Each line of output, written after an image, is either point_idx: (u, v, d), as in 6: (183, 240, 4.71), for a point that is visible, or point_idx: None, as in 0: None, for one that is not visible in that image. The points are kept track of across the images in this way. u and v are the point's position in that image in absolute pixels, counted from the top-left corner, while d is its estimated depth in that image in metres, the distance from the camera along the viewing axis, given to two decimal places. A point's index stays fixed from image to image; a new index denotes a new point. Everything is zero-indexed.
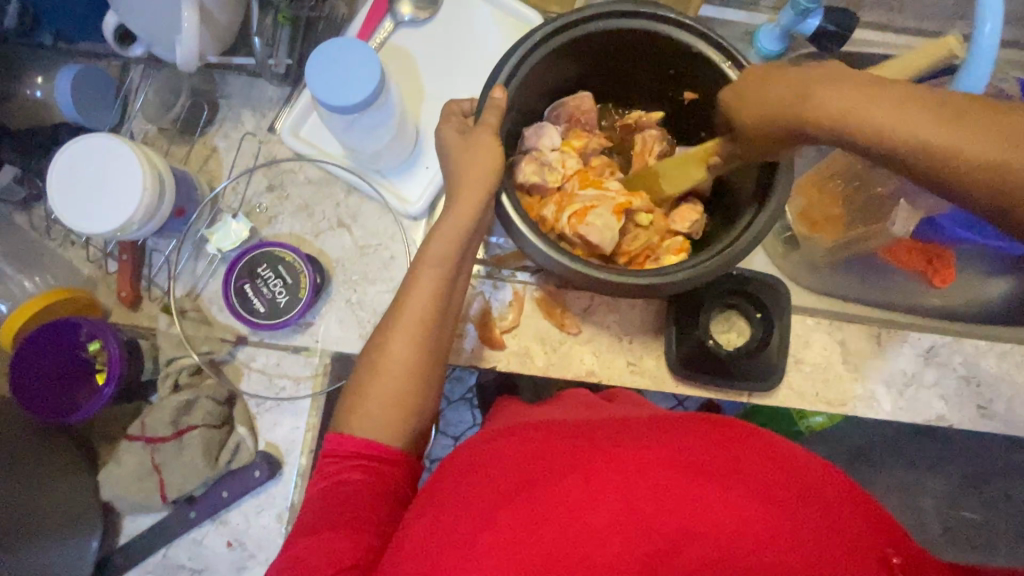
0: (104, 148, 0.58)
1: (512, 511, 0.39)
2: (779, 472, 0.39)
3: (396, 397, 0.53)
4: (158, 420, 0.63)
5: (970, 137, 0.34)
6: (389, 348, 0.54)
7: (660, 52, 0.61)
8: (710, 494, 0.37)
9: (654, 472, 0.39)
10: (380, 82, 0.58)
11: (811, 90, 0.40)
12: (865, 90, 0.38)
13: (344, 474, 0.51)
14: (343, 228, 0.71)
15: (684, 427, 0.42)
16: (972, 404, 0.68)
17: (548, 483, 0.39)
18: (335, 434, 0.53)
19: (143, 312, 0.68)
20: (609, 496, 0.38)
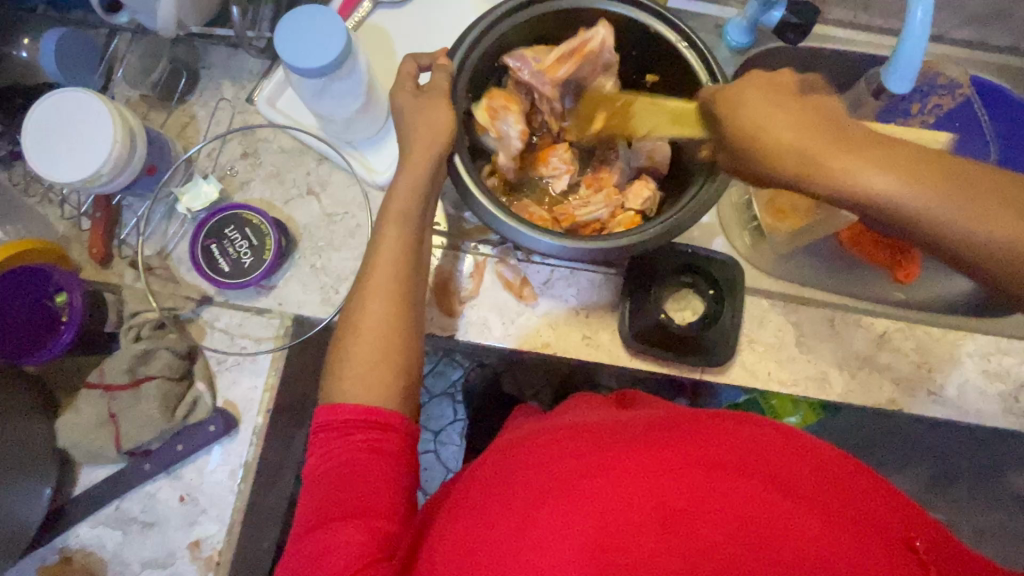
0: (76, 101, 0.60)
1: (553, 510, 0.39)
2: (821, 473, 0.40)
3: (375, 356, 0.54)
4: (115, 368, 0.64)
5: (863, 160, 0.43)
6: (356, 307, 0.56)
7: (618, 33, 0.64)
8: (758, 492, 0.38)
9: (701, 473, 0.38)
10: (346, 48, 0.60)
11: (756, 114, 0.47)
12: (849, 151, 0.43)
13: (347, 450, 0.50)
14: (312, 196, 0.73)
15: (717, 427, 0.43)
16: (923, 389, 0.68)
17: (586, 483, 0.39)
18: (329, 405, 0.52)
19: (113, 270, 0.70)
20: (654, 495, 0.38)
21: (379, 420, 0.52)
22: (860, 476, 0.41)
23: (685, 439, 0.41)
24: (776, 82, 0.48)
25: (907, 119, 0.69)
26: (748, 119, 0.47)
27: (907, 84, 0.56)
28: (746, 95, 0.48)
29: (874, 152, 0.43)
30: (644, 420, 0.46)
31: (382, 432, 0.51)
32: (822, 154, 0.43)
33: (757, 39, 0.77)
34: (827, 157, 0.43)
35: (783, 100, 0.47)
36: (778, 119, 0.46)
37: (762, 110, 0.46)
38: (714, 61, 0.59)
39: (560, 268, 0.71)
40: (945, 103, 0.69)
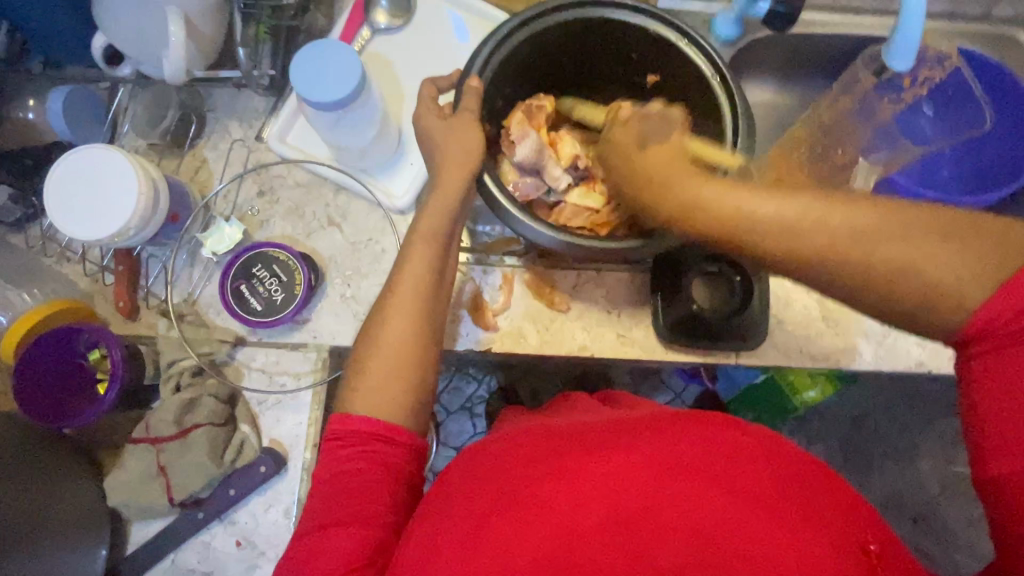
0: (97, 158, 0.60)
1: (504, 513, 0.40)
2: (772, 470, 0.40)
3: (394, 370, 0.54)
4: (162, 420, 0.64)
5: (839, 226, 0.41)
6: (403, 332, 0.55)
7: (620, 40, 0.66)
8: (703, 493, 0.38)
9: (645, 474, 0.39)
10: (360, 80, 0.61)
11: (730, 199, 0.43)
12: (772, 202, 0.42)
13: (348, 463, 0.51)
14: (333, 226, 0.73)
15: (670, 426, 0.43)
16: (948, 349, 0.71)
17: (537, 489, 0.40)
18: (338, 416, 0.53)
19: (141, 321, 0.69)
20: (597, 499, 0.39)
21: (385, 434, 0.52)
22: (820, 473, 0.41)
23: (635, 442, 0.42)
24: (686, 162, 0.46)
25: (899, 93, 0.73)
26: (701, 206, 0.44)
27: (906, 62, 0.61)
28: (671, 175, 0.45)
29: (812, 216, 0.42)
30: (603, 423, 0.47)
31: (386, 446, 0.52)
32: (748, 204, 0.43)
33: (747, 31, 0.79)
34: (753, 206, 0.43)
35: (661, 150, 0.46)
36: (759, 210, 0.42)
37: (718, 190, 0.44)
38: (718, 57, 0.60)
39: (587, 271, 0.72)
40: (936, 75, 0.72)
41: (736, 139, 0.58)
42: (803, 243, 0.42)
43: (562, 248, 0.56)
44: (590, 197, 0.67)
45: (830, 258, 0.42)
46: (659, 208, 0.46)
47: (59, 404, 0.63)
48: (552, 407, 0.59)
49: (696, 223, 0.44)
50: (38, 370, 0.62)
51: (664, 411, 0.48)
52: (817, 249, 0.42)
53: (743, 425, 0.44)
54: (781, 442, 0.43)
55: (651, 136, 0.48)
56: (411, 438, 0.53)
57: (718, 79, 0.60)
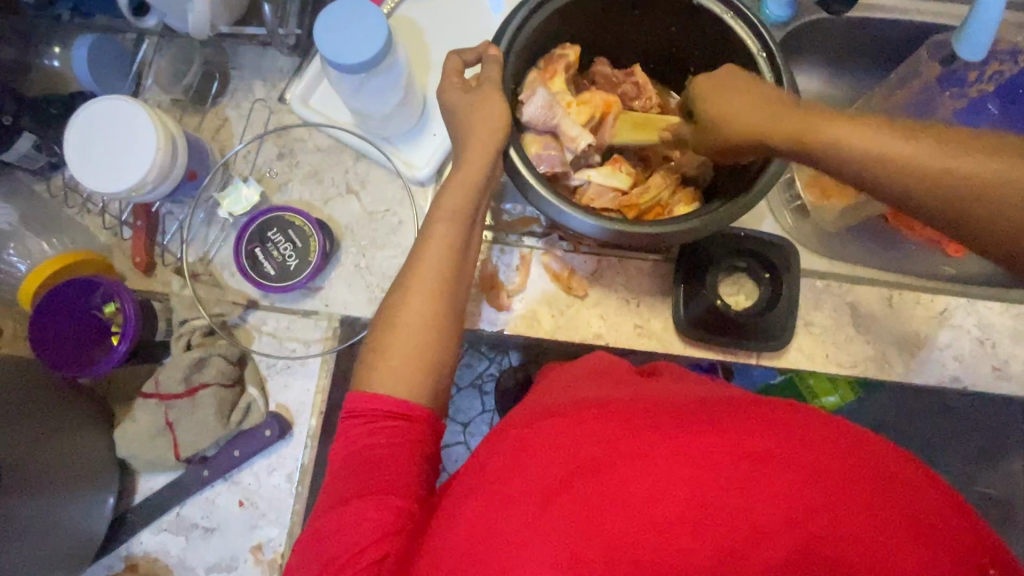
0: (114, 111, 0.59)
1: (572, 497, 0.38)
2: (867, 457, 0.38)
3: (408, 349, 0.53)
4: (171, 378, 0.64)
5: (931, 164, 0.41)
6: (415, 306, 0.54)
7: (660, 10, 0.61)
8: (805, 487, 0.36)
9: (723, 464, 0.37)
10: (386, 43, 0.58)
11: (811, 127, 0.45)
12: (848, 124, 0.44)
13: (367, 439, 0.50)
14: (352, 195, 0.72)
15: (752, 408, 0.40)
16: (987, 365, 0.67)
17: (608, 471, 0.38)
18: (355, 392, 0.52)
19: (157, 278, 0.69)
20: (685, 487, 0.36)
21: (402, 410, 0.51)
22: (906, 459, 0.39)
23: (717, 423, 0.39)
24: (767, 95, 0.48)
25: (962, 89, 0.66)
26: (764, 124, 0.47)
27: (978, 52, 0.56)
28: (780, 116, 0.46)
29: (895, 158, 0.42)
30: (689, 397, 0.44)
31: (404, 425, 0.51)
32: (878, 156, 0.42)
33: (800, 11, 0.74)
34: (875, 160, 0.42)
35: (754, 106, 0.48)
36: (836, 139, 0.43)
37: (830, 129, 0.44)
38: (767, 34, 0.56)
39: (608, 257, 0.69)
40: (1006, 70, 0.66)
41: None
42: (910, 170, 0.41)
43: (591, 232, 0.53)
44: (616, 176, 0.62)
45: (917, 172, 0.41)
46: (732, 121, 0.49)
47: (71, 351, 0.63)
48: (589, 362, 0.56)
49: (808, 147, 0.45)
50: (55, 317, 0.63)
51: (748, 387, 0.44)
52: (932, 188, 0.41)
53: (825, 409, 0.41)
54: (868, 427, 0.40)
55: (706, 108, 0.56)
56: (428, 417, 0.52)
57: (763, 56, 0.56)
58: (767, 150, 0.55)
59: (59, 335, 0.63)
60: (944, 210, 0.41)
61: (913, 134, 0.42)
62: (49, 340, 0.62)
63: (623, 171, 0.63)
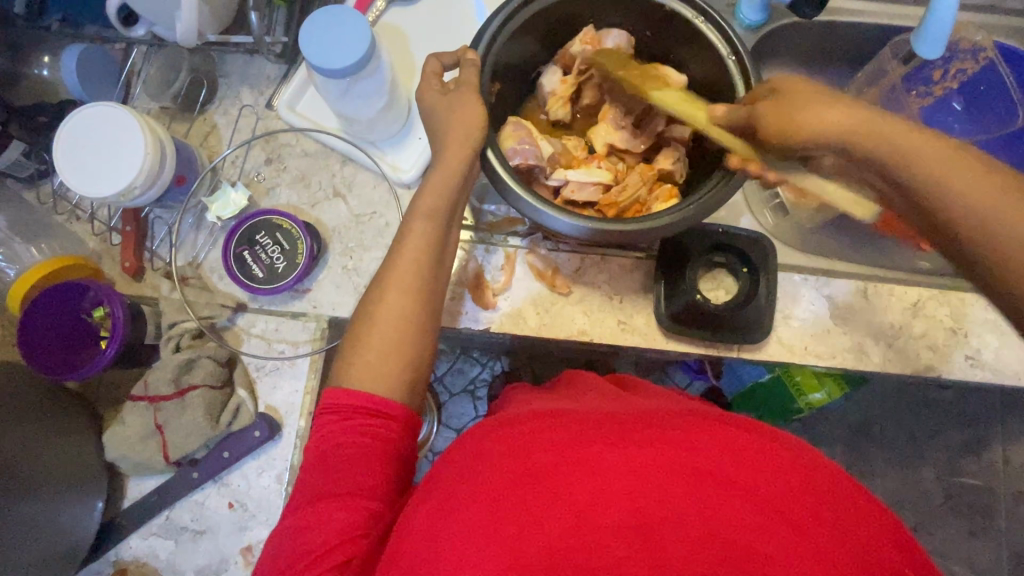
0: (102, 117, 0.60)
1: (521, 499, 0.39)
2: (800, 481, 0.40)
3: (392, 345, 0.54)
4: (160, 380, 0.65)
5: (989, 184, 0.42)
6: (396, 302, 0.55)
7: (636, 15, 0.64)
8: (735, 505, 0.38)
9: (663, 474, 0.39)
10: (369, 48, 0.60)
11: (899, 135, 0.44)
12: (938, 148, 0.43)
13: (341, 435, 0.51)
14: (338, 198, 0.73)
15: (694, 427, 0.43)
16: (961, 354, 0.69)
17: (555, 476, 0.40)
18: (334, 389, 0.53)
19: (146, 282, 0.70)
20: (626, 495, 0.38)
21: (377, 408, 0.52)
22: (840, 486, 0.41)
23: (660, 438, 0.42)
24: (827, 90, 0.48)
25: (928, 86, 0.71)
26: (841, 114, 0.46)
27: (936, 48, 0.59)
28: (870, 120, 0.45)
29: (985, 186, 0.42)
30: (638, 415, 0.46)
31: (380, 421, 0.52)
32: (951, 181, 0.42)
33: (772, 16, 0.76)
34: (950, 182, 0.42)
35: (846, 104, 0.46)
36: (894, 135, 0.44)
37: (917, 145, 0.44)
38: (734, 35, 0.58)
39: (591, 255, 0.71)
40: (968, 67, 0.69)
41: None
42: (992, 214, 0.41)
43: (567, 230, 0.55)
44: (595, 172, 0.65)
45: (971, 195, 0.42)
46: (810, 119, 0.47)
47: (61, 353, 0.64)
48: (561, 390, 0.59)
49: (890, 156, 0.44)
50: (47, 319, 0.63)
51: (694, 411, 0.47)
52: (983, 211, 0.42)
53: (765, 432, 0.44)
54: (804, 453, 0.43)
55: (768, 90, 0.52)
56: (404, 414, 0.53)
57: (733, 59, 0.58)
58: None
59: (51, 336, 0.64)
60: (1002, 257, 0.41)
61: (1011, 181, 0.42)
62: (40, 341, 0.63)
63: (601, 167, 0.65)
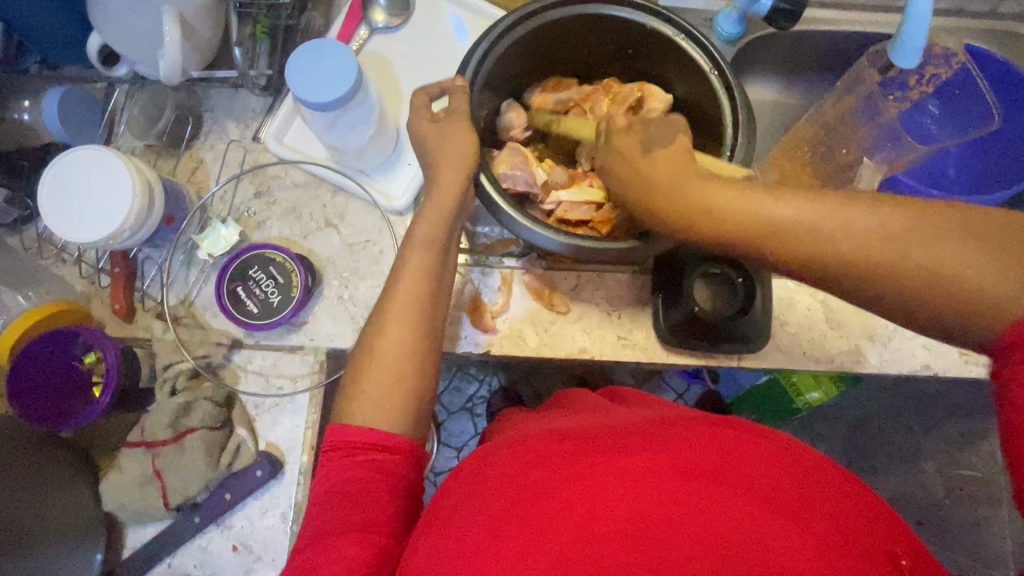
0: (88, 159, 0.59)
1: (520, 519, 0.39)
2: (796, 475, 0.40)
3: (395, 378, 0.54)
4: (157, 424, 0.63)
5: (947, 261, 0.39)
6: (393, 335, 0.55)
7: (616, 35, 0.64)
8: (733, 503, 0.37)
9: (665, 479, 0.39)
10: (356, 79, 0.60)
11: (731, 203, 0.43)
12: (772, 202, 0.42)
13: (347, 470, 0.50)
14: (331, 228, 0.72)
15: (690, 429, 0.43)
16: (955, 351, 0.70)
17: (554, 493, 0.40)
18: (339, 426, 0.52)
19: (138, 323, 0.68)
20: (624, 502, 0.38)
21: (381, 442, 0.52)
22: (840, 479, 0.41)
23: (653, 444, 0.42)
24: (696, 167, 0.46)
25: (905, 92, 0.73)
26: (728, 203, 0.43)
27: (911, 61, 0.60)
28: (693, 183, 0.44)
29: (833, 219, 0.41)
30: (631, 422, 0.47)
31: (385, 455, 0.51)
32: (787, 233, 0.42)
33: (749, 28, 0.77)
34: (792, 234, 0.42)
35: (675, 158, 0.46)
36: (770, 213, 0.42)
37: (757, 211, 0.42)
38: (716, 50, 0.59)
39: (586, 272, 0.71)
40: (943, 71, 0.71)
41: (737, 130, 0.57)
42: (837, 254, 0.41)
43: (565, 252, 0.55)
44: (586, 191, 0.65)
45: (847, 260, 0.41)
46: (644, 191, 0.46)
47: (56, 399, 0.63)
48: (559, 406, 0.59)
49: (728, 230, 0.43)
50: (41, 367, 0.62)
51: (688, 414, 0.47)
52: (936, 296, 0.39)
53: (761, 430, 0.44)
54: (800, 448, 0.43)
55: (653, 133, 0.47)
56: (408, 447, 0.53)
57: (716, 73, 0.59)
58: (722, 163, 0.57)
59: (44, 381, 0.62)
60: (865, 285, 0.41)
61: (853, 203, 0.41)
62: (37, 388, 0.62)
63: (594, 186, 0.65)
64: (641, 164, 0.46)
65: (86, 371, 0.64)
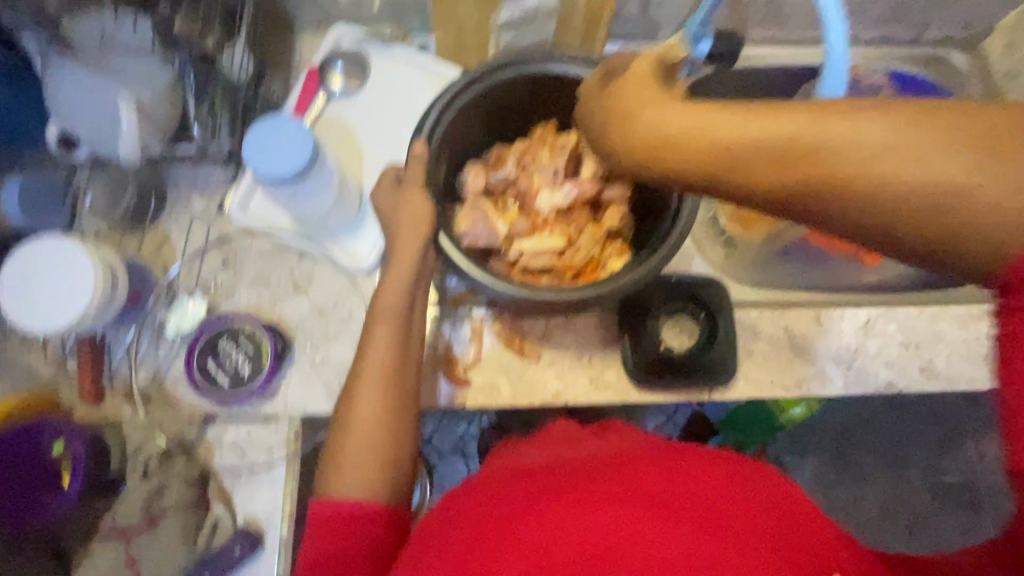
0: (47, 249, 0.60)
1: (481, 558, 0.39)
2: (758, 509, 0.40)
3: (369, 447, 0.54)
4: (130, 510, 0.63)
5: (959, 148, 0.31)
6: (362, 404, 0.55)
7: (563, 90, 0.67)
8: (694, 538, 0.37)
9: (625, 513, 0.39)
10: (313, 152, 0.62)
11: (739, 130, 0.35)
12: (795, 120, 0.34)
13: (327, 546, 0.50)
14: (299, 292, 0.73)
15: (655, 463, 0.43)
16: (916, 367, 0.72)
17: (515, 529, 0.39)
18: (318, 501, 0.52)
19: (107, 405, 0.68)
20: (584, 537, 0.38)
21: (359, 513, 0.51)
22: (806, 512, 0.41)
23: (617, 478, 0.42)
24: (699, 103, 0.38)
25: None
26: (726, 134, 0.35)
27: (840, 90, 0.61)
28: (692, 116, 0.37)
29: (879, 134, 0.32)
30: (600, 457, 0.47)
31: (365, 526, 0.51)
32: (829, 154, 0.33)
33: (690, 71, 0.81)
34: (828, 159, 0.33)
35: (670, 90, 0.39)
36: (790, 134, 0.34)
37: (775, 148, 0.34)
38: None
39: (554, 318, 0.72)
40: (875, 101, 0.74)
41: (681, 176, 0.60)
42: (882, 185, 0.33)
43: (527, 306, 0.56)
44: (547, 240, 0.67)
45: (898, 190, 0.33)
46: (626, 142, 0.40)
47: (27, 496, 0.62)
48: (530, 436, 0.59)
49: (733, 166, 0.36)
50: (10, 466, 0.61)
51: (659, 446, 0.48)
52: (986, 209, 0.32)
53: (731, 464, 0.44)
54: (768, 481, 0.43)
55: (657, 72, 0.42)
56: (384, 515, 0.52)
57: None
58: (673, 207, 0.60)
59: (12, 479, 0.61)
60: (920, 228, 0.33)
61: (911, 118, 0.32)
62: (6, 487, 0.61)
63: (554, 234, 0.68)
64: (629, 115, 0.40)
65: (53, 463, 0.63)
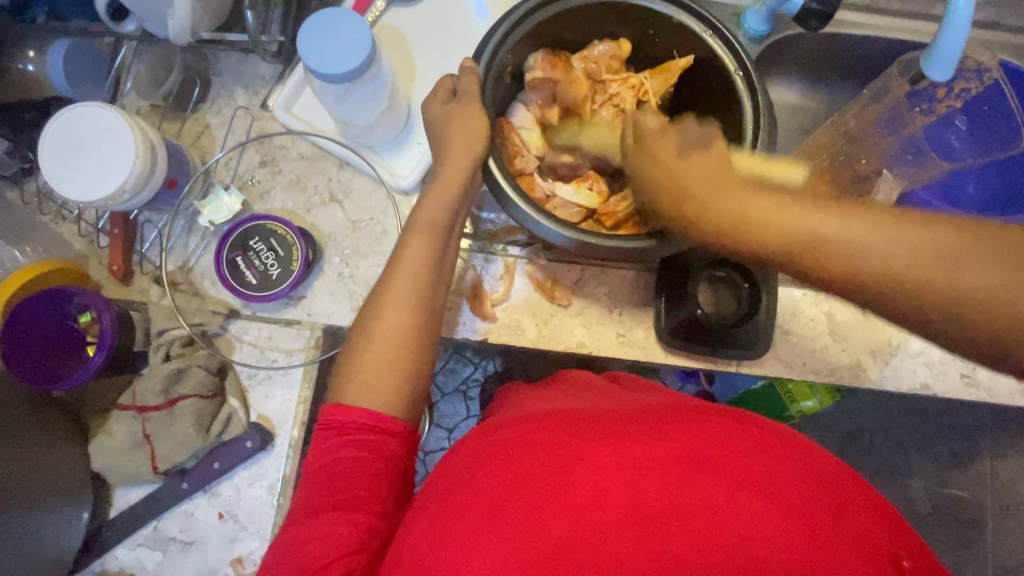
0: (93, 116, 0.58)
1: (518, 505, 0.38)
2: (799, 473, 0.39)
3: (390, 362, 0.53)
4: (149, 390, 0.63)
5: (935, 249, 0.37)
6: (387, 320, 0.54)
7: (643, 24, 0.62)
8: (738, 497, 0.36)
9: (667, 468, 0.38)
10: (370, 54, 0.58)
11: (802, 222, 0.39)
12: (861, 220, 0.38)
13: (342, 452, 0.49)
14: (335, 203, 0.71)
15: (693, 419, 0.42)
16: (956, 373, 0.69)
17: (552, 476, 0.39)
18: (337, 405, 0.51)
19: (134, 287, 0.68)
20: (626, 489, 0.37)
21: (377, 426, 0.51)
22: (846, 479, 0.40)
23: (656, 432, 0.40)
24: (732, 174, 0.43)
25: (932, 104, 0.70)
26: (821, 231, 0.38)
27: (947, 70, 0.58)
28: (720, 189, 0.42)
29: (879, 228, 0.38)
30: (633, 409, 0.45)
31: (383, 440, 0.51)
32: (843, 239, 0.38)
33: (776, 26, 0.75)
34: (844, 236, 0.38)
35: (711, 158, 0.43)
36: (851, 241, 0.38)
37: (807, 219, 0.39)
38: (744, 50, 0.57)
39: (592, 266, 0.70)
40: (973, 87, 0.70)
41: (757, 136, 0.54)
42: (937, 279, 0.37)
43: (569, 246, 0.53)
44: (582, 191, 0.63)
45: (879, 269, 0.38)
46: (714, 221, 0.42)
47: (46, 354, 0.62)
48: (560, 384, 0.57)
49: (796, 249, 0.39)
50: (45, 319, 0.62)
51: (692, 403, 0.46)
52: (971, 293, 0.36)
53: (769, 425, 0.43)
54: (805, 444, 0.42)
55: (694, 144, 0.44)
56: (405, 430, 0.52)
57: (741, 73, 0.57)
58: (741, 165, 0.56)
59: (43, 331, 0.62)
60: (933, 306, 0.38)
61: (898, 220, 0.38)
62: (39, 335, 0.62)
63: (593, 189, 0.63)
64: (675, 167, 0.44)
65: (80, 330, 0.64)
